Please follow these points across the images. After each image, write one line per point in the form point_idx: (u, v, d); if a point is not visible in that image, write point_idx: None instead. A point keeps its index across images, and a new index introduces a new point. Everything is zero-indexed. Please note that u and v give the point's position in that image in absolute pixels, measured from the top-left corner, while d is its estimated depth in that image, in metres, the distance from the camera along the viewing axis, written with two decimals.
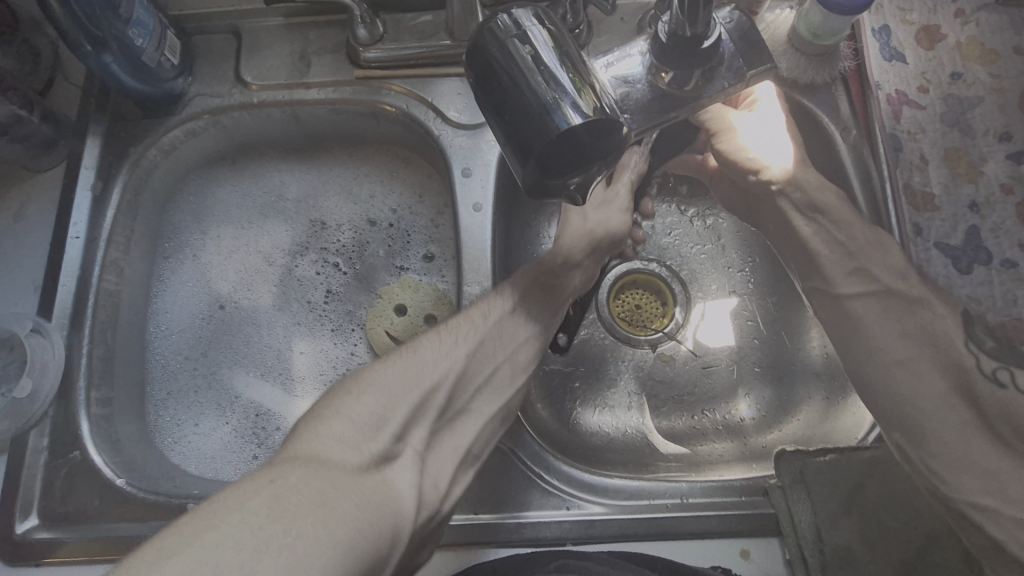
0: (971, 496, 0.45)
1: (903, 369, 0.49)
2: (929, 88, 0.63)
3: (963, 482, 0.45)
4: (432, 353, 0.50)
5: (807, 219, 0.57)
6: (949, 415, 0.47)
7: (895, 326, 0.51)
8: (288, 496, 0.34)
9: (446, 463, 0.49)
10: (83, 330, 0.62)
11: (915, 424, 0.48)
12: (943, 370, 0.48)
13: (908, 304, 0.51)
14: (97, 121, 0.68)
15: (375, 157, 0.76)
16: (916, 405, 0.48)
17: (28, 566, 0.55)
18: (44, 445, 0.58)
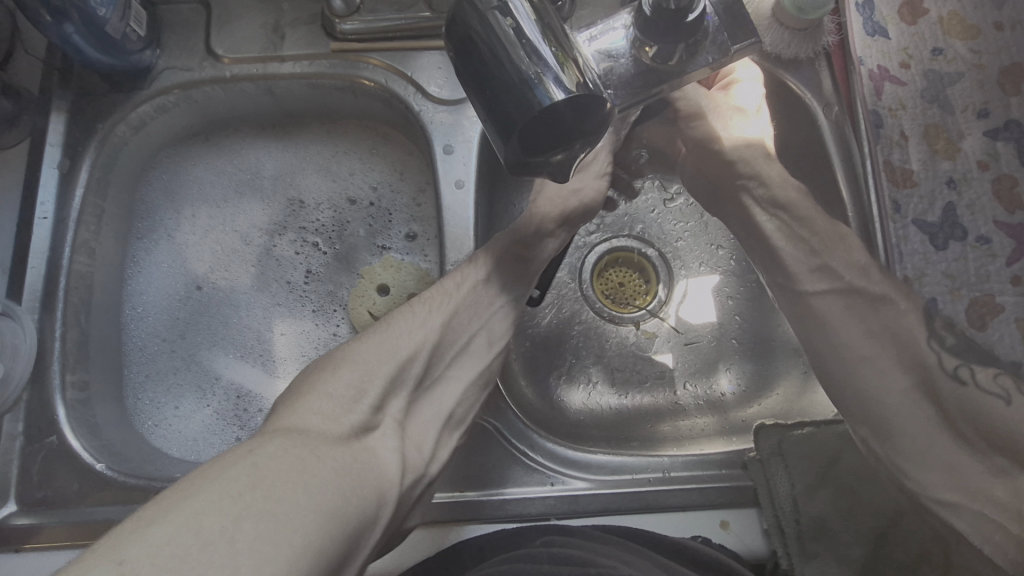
0: (937, 493, 0.47)
1: (867, 367, 0.49)
2: (910, 65, 0.63)
3: (931, 478, 0.47)
4: (406, 325, 0.50)
5: (770, 216, 0.55)
6: (915, 411, 0.48)
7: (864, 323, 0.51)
8: (266, 465, 0.34)
9: (429, 427, 0.49)
10: (55, 313, 0.60)
11: (880, 420, 0.49)
12: (907, 368, 0.49)
13: (870, 301, 0.51)
14: (61, 96, 0.65)
15: (353, 133, 0.75)
16: (881, 402, 0.49)
17: (8, 551, 0.54)
18: (20, 431, 0.57)
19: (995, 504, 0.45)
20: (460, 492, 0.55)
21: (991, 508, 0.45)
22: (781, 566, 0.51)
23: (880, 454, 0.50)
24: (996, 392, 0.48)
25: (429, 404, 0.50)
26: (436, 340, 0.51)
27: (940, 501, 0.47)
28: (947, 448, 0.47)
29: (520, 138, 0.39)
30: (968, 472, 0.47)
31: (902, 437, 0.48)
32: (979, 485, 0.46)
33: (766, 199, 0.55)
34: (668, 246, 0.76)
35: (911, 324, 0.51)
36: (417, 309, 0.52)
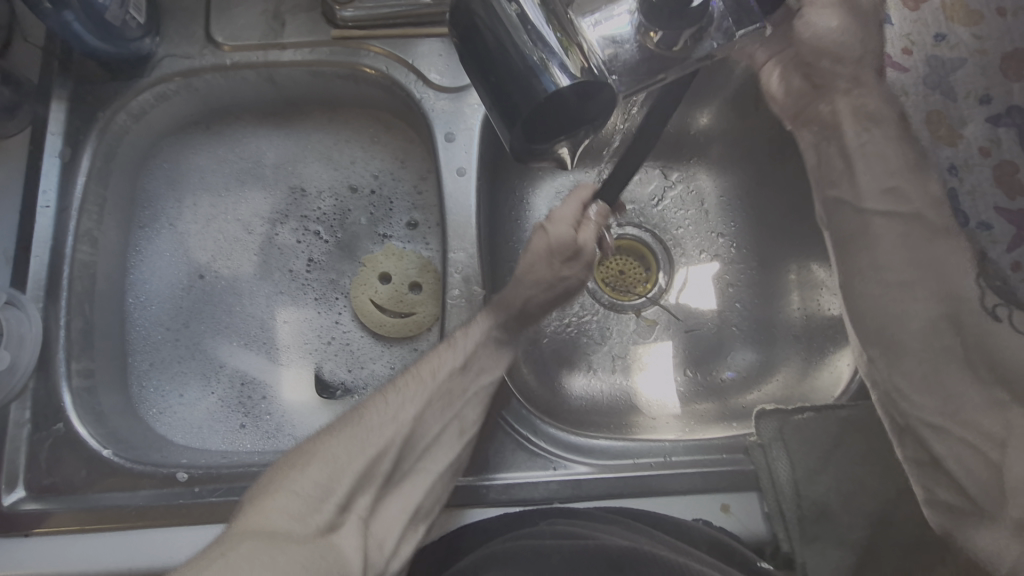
0: (926, 415, 0.46)
1: (901, 291, 0.48)
2: (913, 50, 0.63)
3: (923, 401, 0.46)
4: (378, 418, 0.50)
5: (855, 128, 0.53)
6: (936, 344, 0.46)
7: (912, 246, 0.49)
8: (238, 565, 0.37)
9: (394, 520, 0.49)
10: (60, 302, 0.60)
11: (898, 345, 0.47)
12: (941, 296, 0.47)
13: (918, 226, 0.49)
14: (62, 84, 0.65)
15: (355, 122, 0.74)
16: (902, 329, 0.47)
17: (18, 537, 0.54)
18: (27, 418, 0.57)
19: (980, 432, 0.44)
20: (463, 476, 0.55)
21: (979, 439, 0.44)
22: (782, 549, 0.52)
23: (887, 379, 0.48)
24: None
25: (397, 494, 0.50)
26: (410, 432, 0.51)
27: (933, 428, 0.46)
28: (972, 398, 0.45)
29: (526, 124, 0.39)
30: (970, 403, 0.45)
31: (912, 354, 0.47)
32: (976, 419, 0.45)
33: (853, 110, 0.54)
34: (668, 234, 0.76)
35: (961, 263, 0.48)
36: (394, 391, 0.52)
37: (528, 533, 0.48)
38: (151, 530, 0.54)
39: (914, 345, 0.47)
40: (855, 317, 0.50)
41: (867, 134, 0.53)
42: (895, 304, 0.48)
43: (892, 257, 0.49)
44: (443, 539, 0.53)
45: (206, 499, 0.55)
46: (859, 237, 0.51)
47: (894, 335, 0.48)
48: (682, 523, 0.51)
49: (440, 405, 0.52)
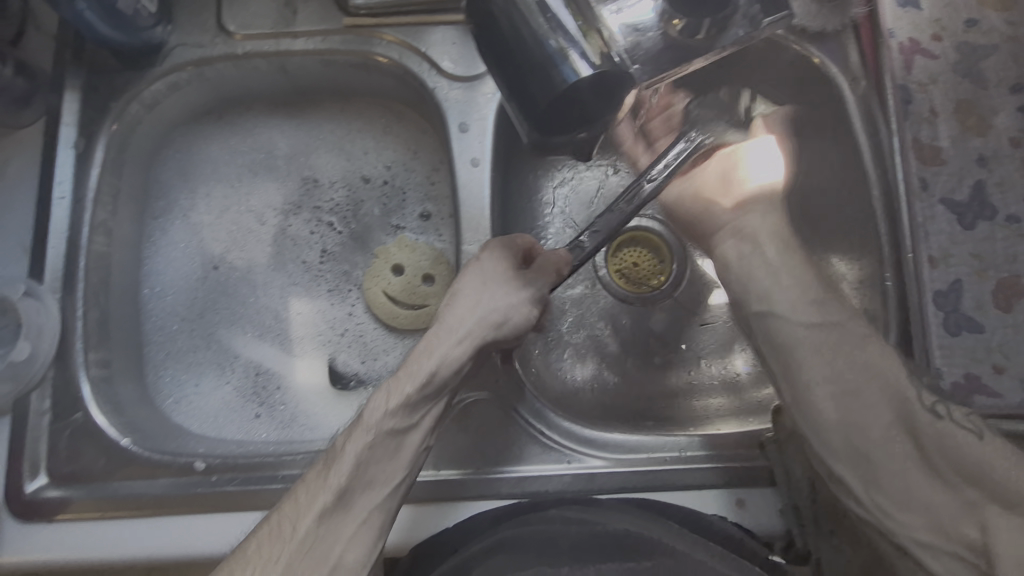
0: (915, 532, 0.41)
1: (861, 409, 0.43)
2: (943, 37, 0.61)
3: (910, 518, 0.42)
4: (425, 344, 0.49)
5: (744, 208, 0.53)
6: (895, 451, 0.42)
7: (828, 353, 0.45)
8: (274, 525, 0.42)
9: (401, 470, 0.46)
10: (76, 293, 0.61)
11: (870, 468, 0.43)
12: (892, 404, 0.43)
13: (837, 335, 0.46)
14: (75, 74, 0.65)
15: (367, 111, 0.74)
16: (867, 440, 0.43)
17: (42, 523, 0.55)
18: (47, 407, 0.58)
19: (966, 543, 0.40)
20: (477, 468, 0.56)
21: (966, 551, 0.40)
22: (795, 543, 0.52)
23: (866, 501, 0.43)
24: (971, 427, 0.42)
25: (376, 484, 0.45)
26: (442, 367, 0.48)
27: (923, 545, 0.41)
28: (930, 489, 0.41)
29: (544, 114, 0.38)
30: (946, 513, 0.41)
31: (896, 474, 0.42)
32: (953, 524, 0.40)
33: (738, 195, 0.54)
34: None
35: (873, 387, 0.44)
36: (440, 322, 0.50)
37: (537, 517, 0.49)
38: (168, 518, 0.55)
39: (894, 464, 0.42)
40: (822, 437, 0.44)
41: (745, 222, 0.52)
42: (865, 399, 0.44)
43: (829, 362, 0.45)
44: (452, 531, 0.52)
45: (223, 488, 0.55)
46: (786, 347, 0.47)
47: (870, 452, 0.43)
48: (701, 517, 0.51)
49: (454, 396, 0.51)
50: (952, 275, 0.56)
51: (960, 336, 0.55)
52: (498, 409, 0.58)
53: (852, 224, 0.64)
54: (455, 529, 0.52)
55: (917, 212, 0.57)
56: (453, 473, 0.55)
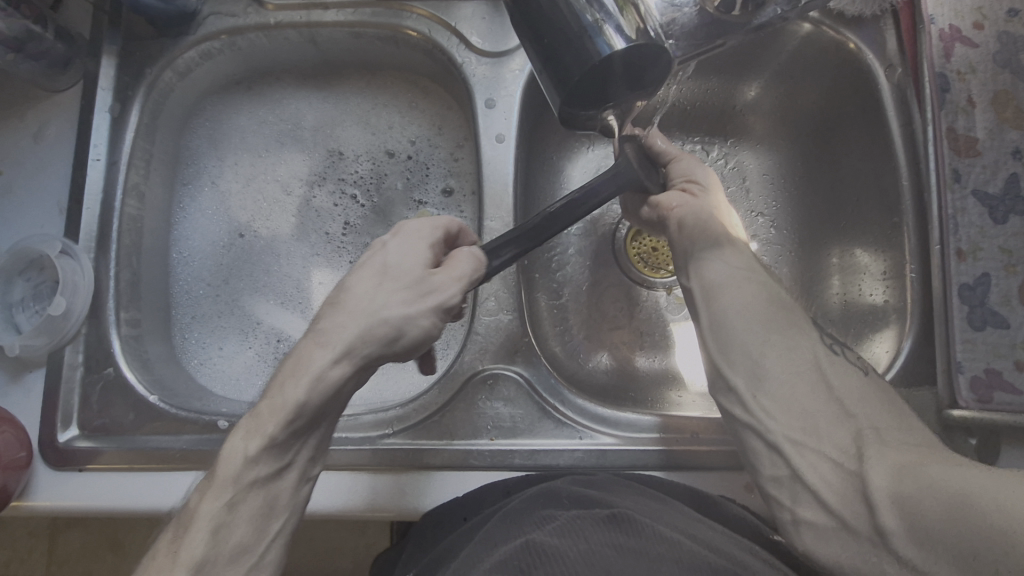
0: (783, 432, 0.42)
1: (771, 344, 0.45)
2: (984, 25, 0.59)
3: (786, 418, 0.42)
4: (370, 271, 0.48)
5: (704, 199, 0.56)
6: (798, 370, 0.44)
7: (767, 304, 0.48)
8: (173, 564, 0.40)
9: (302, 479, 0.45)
10: (110, 253, 0.63)
11: (761, 371, 0.44)
12: (799, 350, 0.45)
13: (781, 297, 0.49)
14: (112, 40, 0.66)
15: (394, 86, 0.74)
16: (764, 357, 0.45)
17: (72, 471, 0.57)
18: (80, 361, 0.60)
19: (834, 456, 0.40)
20: (491, 440, 0.57)
21: (837, 455, 0.40)
22: None
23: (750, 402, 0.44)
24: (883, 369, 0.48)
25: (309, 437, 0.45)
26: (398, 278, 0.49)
27: (790, 442, 0.42)
28: (812, 402, 0.43)
29: (575, 86, 0.38)
30: (826, 420, 0.42)
31: (790, 394, 0.43)
32: (833, 436, 0.41)
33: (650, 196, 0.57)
34: None
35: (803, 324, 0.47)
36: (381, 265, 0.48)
37: (543, 492, 0.49)
38: (191, 472, 0.57)
39: (788, 378, 0.44)
40: (727, 348, 0.46)
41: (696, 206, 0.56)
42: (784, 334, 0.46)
43: (757, 309, 0.47)
44: (465, 498, 0.53)
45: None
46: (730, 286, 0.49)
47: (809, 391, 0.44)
48: (706, 496, 0.51)
49: None
50: (980, 269, 0.55)
51: (985, 331, 0.54)
52: (513, 382, 0.59)
53: (875, 214, 0.63)
54: (466, 497, 0.53)
55: (947, 204, 0.56)
56: (468, 443, 0.57)
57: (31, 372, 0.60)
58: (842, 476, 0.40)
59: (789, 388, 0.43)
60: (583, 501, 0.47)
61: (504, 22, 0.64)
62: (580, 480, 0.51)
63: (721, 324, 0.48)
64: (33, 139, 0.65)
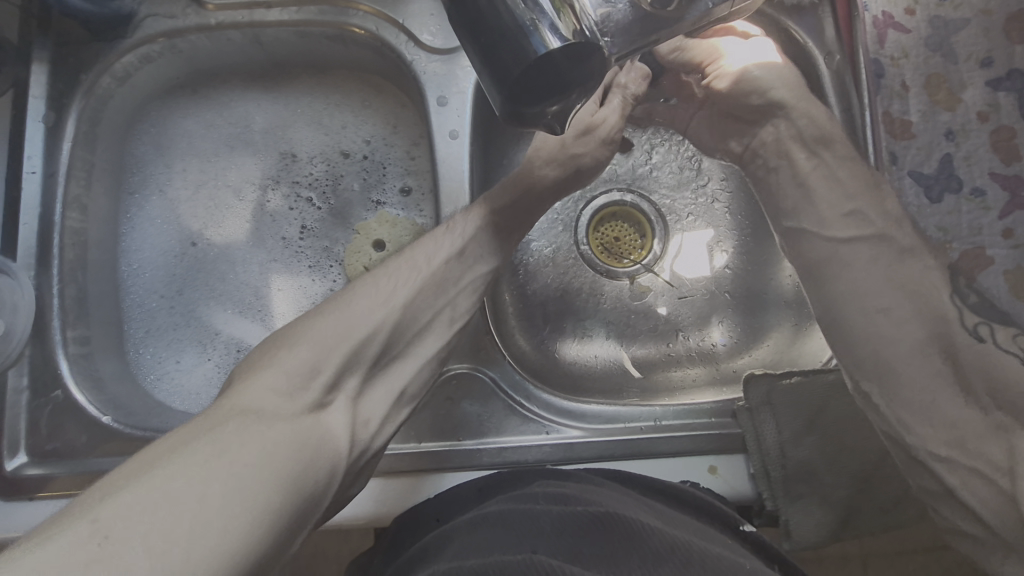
0: (931, 446, 0.46)
1: (883, 316, 0.48)
2: (916, 10, 0.61)
3: (924, 430, 0.46)
4: (369, 300, 0.46)
5: (807, 152, 0.55)
6: (923, 362, 0.46)
7: (892, 271, 0.49)
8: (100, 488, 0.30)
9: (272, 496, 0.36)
10: (52, 271, 0.60)
11: (890, 371, 0.47)
12: (925, 320, 0.47)
13: (886, 247, 0.50)
14: (42, 46, 0.63)
15: (345, 84, 0.72)
16: (890, 352, 0.47)
17: (22, 500, 0.55)
18: (26, 385, 0.58)
19: (985, 459, 0.44)
20: (459, 440, 0.57)
21: (985, 466, 0.44)
22: (767, 507, 0.54)
23: (882, 406, 0.48)
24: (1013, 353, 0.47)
25: (384, 381, 0.46)
26: (399, 319, 0.47)
27: (936, 457, 0.45)
28: (950, 403, 0.45)
29: (515, 85, 0.38)
30: (959, 418, 0.45)
31: (912, 386, 0.46)
32: (973, 439, 0.44)
33: (807, 136, 0.55)
34: (663, 201, 0.80)
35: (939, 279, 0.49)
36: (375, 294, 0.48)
37: (519, 494, 0.50)
38: None
39: (907, 365, 0.46)
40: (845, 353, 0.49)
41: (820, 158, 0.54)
42: (897, 314, 0.47)
43: (868, 283, 0.49)
44: (436, 499, 0.53)
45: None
46: (830, 263, 0.52)
47: (887, 365, 0.47)
48: (673, 485, 0.52)
49: (397, 360, 0.47)
50: None
51: None
52: (477, 381, 0.59)
53: None
54: (436, 499, 0.53)
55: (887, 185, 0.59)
56: (438, 443, 0.57)
57: None
58: (996, 492, 0.43)
59: (921, 390, 0.46)
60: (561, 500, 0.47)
61: None
62: (555, 478, 0.51)
63: (845, 328, 0.50)
64: None
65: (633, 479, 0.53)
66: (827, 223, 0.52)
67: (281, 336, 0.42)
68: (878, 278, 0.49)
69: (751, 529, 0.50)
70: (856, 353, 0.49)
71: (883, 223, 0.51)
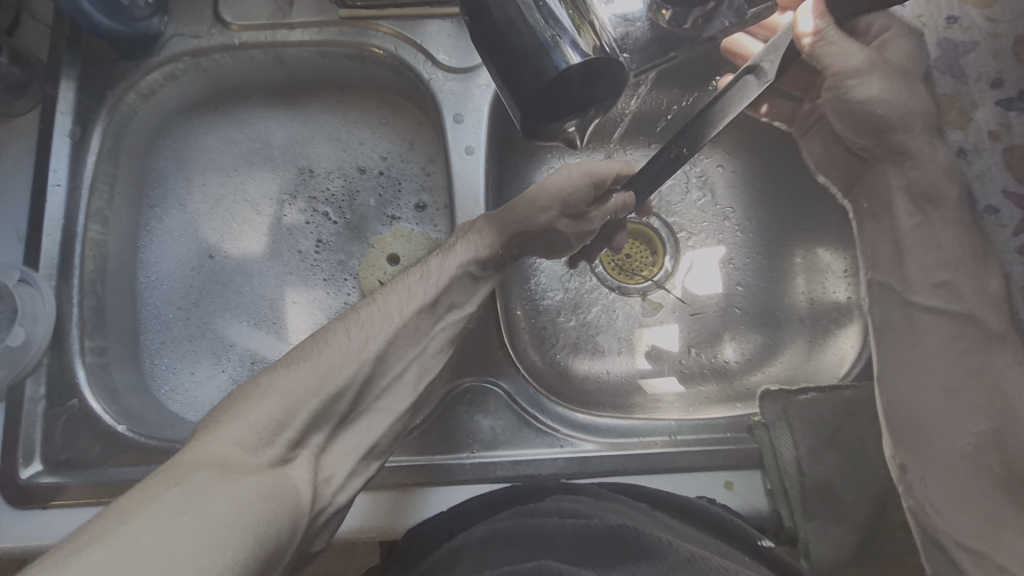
0: (958, 535, 0.45)
1: (945, 396, 0.48)
2: (925, 33, 0.62)
3: (955, 516, 0.45)
4: (338, 353, 0.45)
5: (916, 208, 0.55)
6: (968, 446, 0.46)
7: (957, 353, 0.49)
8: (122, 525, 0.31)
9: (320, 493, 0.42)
10: (72, 281, 0.61)
11: (927, 443, 0.48)
12: (987, 411, 0.47)
13: (968, 328, 0.50)
14: (70, 63, 0.65)
15: (363, 103, 0.74)
16: (929, 424, 0.49)
17: (34, 509, 0.55)
18: (42, 394, 0.58)
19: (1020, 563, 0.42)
20: (473, 453, 0.56)
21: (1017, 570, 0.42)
22: (785, 525, 0.53)
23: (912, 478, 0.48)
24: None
25: (354, 434, 0.46)
26: (370, 373, 0.45)
27: (963, 547, 0.44)
28: (988, 494, 0.45)
29: (533, 101, 0.39)
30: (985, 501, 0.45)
31: (947, 460, 0.47)
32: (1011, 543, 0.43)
33: (916, 189, 0.55)
34: (675, 219, 0.81)
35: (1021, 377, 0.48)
36: (350, 333, 0.46)
37: (532, 509, 0.49)
38: None
39: (950, 454, 0.47)
40: (894, 420, 0.51)
41: (920, 216, 0.55)
42: (956, 398, 0.48)
43: (935, 360, 0.50)
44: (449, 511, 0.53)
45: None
46: (904, 330, 0.53)
47: (930, 438, 0.48)
48: (687, 500, 0.51)
49: (365, 414, 0.46)
50: None
51: None
52: (491, 393, 0.59)
53: None
54: (448, 512, 0.52)
55: None
56: (452, 456, 0.56)
57: None
58: None
59: (961, 477, 0.46)
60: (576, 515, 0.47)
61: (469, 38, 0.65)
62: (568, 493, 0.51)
63: (893, 399, 0.51)
64: None
65: (647, 494, 0.53)
66: (908, 284, 0.54)
67: (247, 387, 0.41)
68: (950, 360, 0.49)
69: (770, 544, 0.50)
70: (901, 423, 0.50)
71: (977, 302, 0.50)
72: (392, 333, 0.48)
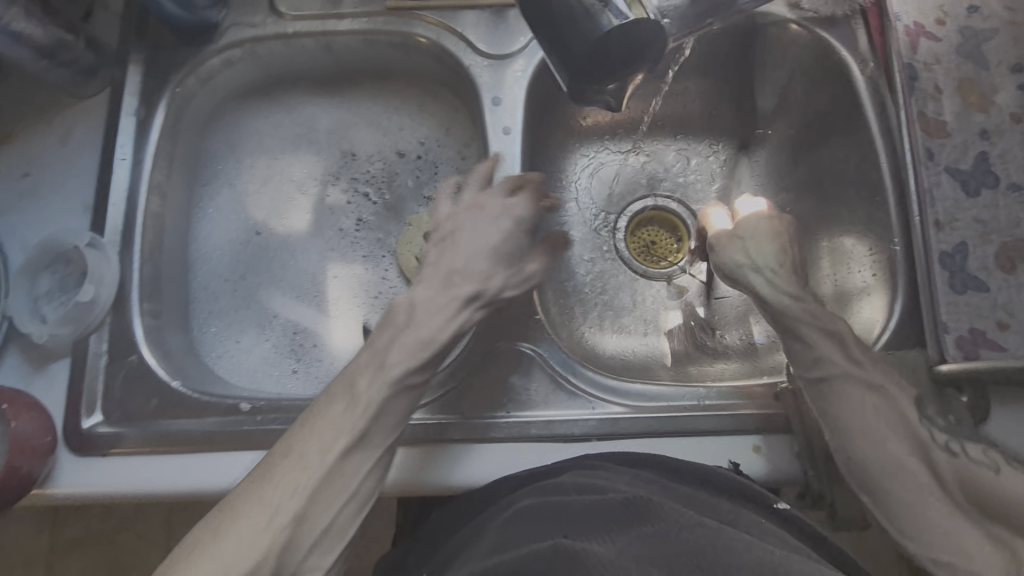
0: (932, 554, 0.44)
1: (863, 439, 0.48)
2: (946, 21, 0.65)
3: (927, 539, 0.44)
4: (286, 472, 0.45)
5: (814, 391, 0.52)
6: (910, 478, 0.46)
7: (886, 417, 0.48)
8: None
9: None
10: (134, 247, 0.65)
11: (882, 489, 0.46)
12: (910, 442, 0.47)
13: (882, 392, 0.49)
14: (137, 49, 0.70)
15: (403, 90, 0.78)
16: (881, 468, 0.47)
17: (95, 456, 0.58)
18: (104, 350, 0.61)
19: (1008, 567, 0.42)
20: (508, 412, 0.59)
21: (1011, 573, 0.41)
22: (811, 486, 0.55)
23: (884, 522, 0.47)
24: (985, 462, 0.47)
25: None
26: (303, 511, 0.44)
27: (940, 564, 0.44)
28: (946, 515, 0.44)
29: (579, 63, 0.43)
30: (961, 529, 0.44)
31: (906, 497, 0.46)
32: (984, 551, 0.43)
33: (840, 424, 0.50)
34: (700, 207, 0.84)
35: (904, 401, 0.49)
36: (288, 482, 0.45)
37: (551, 485, 0.50)
38: (214, 454, 0.58)
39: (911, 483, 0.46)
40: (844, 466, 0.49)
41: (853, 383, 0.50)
42: (877, 434, 0.47)
43: (862, 417, 0.48)
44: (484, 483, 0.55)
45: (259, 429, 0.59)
46: (822, 390, 0.51)
47: (885, 481, 0.46)
48: (709, 467, 0.52)
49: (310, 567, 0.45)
50: (957, 238, 0.59)
51: (966, 294, 0.57)
52: (525, 357, 0.61)
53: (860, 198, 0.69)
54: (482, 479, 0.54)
55: (923, 179, 0.61)
56: (487, 416, 0.59)
57: (56, 363, 0.61)
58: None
59: (915, 506, 0.45)
60: (593, 490, 0.48)
61: (506, 27, 0.69)
62: (586, 471, 0.52)
63: (836, 429, 0.49)
64: (59, 142, 0.68)
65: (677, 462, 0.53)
66: (837, 363, 0.51)
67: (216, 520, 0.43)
68: (873, 412, 0.48)
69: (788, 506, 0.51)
70: (853, 470, 0.48)
71: (866, 358, 0.51)
72: (322, 477, 0.45)
